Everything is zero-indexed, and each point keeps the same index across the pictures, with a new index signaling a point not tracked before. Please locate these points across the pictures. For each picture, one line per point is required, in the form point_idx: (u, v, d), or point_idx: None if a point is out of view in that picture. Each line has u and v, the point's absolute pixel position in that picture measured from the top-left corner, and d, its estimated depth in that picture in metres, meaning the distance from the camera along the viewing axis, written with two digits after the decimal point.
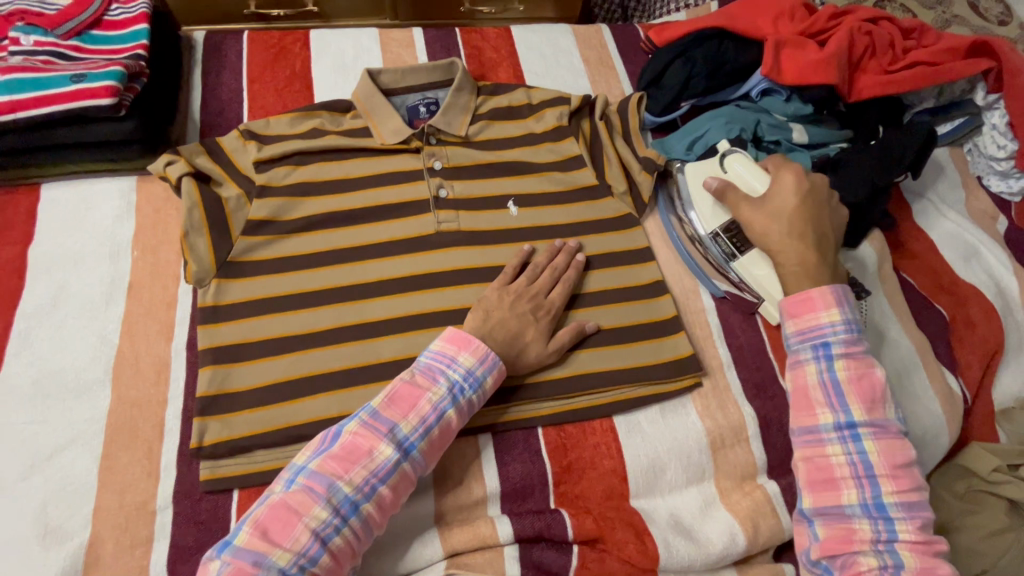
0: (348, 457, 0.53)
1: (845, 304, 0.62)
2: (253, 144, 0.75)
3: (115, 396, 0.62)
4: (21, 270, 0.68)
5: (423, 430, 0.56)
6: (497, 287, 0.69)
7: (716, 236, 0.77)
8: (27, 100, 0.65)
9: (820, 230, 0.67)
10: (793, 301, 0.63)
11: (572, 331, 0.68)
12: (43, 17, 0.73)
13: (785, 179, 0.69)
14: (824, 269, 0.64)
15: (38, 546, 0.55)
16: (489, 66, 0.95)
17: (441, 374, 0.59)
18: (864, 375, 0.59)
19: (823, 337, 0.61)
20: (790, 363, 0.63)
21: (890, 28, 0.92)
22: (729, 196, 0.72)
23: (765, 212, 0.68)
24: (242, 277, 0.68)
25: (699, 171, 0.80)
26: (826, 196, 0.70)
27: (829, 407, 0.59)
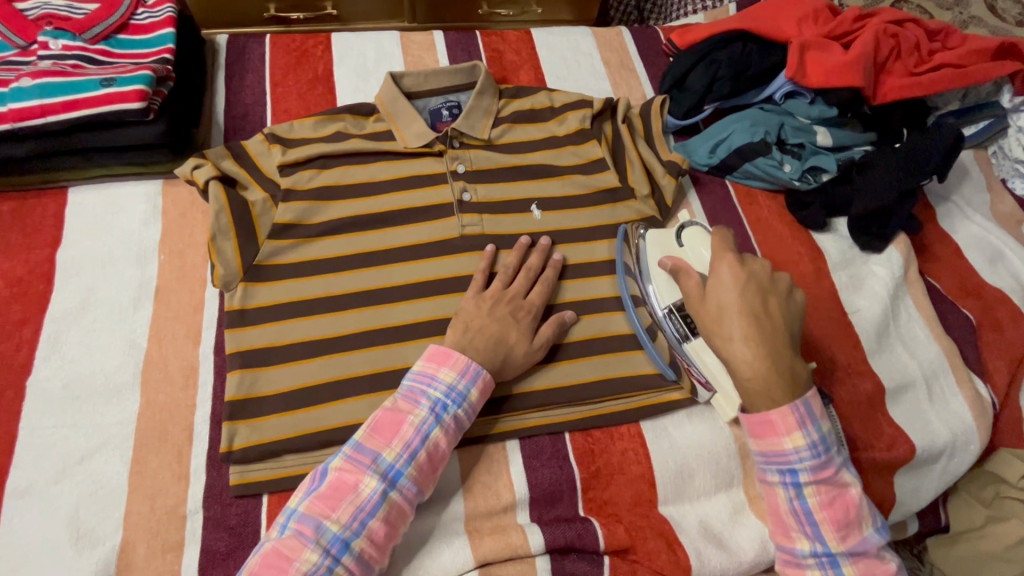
0: (333, 496, 0.53)
1: (811, 424, 0.57)
2: (277, 148, 0.75)
3: (145, 400, 0.62)
4: (49, 274, 0.68)
5: (408, 456, 0.55)
6: (473, 297, 0.67)
7: (670, 311, 0.68)
8: (56, 105, 0.65)
9: (775, 328, 0.58)
10: (753, 424, 0.58)
11: (554, 324, 0.67)
12: (71, 22, 0.73)
13: (722, 273, 0.60)
14: (779, 379, 0.56)
15: (70, 550, 0.55)
16: (510, 69, 0.95)
17: (423, 395, 0.58)
18: (836, 497, 0.57)
19: (788, 464, 0.57)
20: (761, 480, 0.60)
21: (915, 31, 0.91)
22: (683, 279, 0.64)
23: (709, 311, 0.60)
24: (268, 281, 0.68)
25: (657, 243, 0.71)
26: (772, 281, 0.60)
27: (804, 534, 0.57)
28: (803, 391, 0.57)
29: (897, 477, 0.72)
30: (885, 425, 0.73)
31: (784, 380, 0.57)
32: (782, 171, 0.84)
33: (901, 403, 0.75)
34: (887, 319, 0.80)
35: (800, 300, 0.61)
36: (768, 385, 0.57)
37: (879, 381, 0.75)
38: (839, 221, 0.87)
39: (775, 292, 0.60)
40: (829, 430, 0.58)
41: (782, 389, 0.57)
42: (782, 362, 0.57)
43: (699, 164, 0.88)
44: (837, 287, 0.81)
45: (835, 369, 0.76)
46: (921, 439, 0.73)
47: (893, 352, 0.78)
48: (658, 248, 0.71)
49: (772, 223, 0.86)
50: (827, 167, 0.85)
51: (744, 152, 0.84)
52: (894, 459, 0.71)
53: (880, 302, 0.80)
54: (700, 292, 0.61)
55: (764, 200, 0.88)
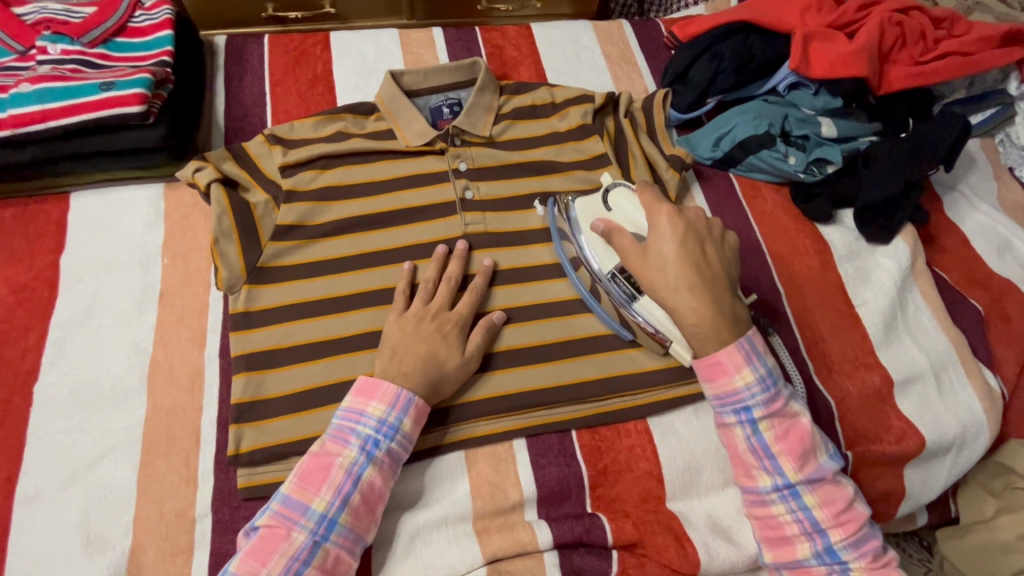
0: (263, 552, 0.51)
1: (756, 359, 0.58)
2: (279, 149, 0.74)
3: (152, 404, 0.63)
4: (54, 280, 0.68)
5: (340, 503, 0.54)
6: (393, 320, 0.64)
7: (614, 275, 0.68)
8: (56, 110, 0.65)
9: (714, 274, 0.60)
10: (703, 367, 0.59)
11: (483, 329, 0.66)
12: (69, 26, 0.73)
13: (660, 222, 0.63)
14: (722, 321, 0.59)
15: (81, 554, 0.55)
16: (511, 64, 0.94)
17: (352, 433, 0.57)
18: (790, 428, 0.58)
19: (741, 401, 0.58)
20: (718, 424, 0.61)
21: (920, 18, 0.90)
22: (616, 238, 0.65)
23: (650, 263, 0.61)
24: (272, 283, 0.68)
25: (587, 210, 0.71)
26: (709, 229, 0.63)
27: (765, 470, 0.58)
28: (745, 329, 0.60)
29: (905, 466, 0.71)
30: (893, 417, 0.73)
31: (725, 318, 0.59)
32: (787, 163, 0.84)
33: (910, 394, 0.75)
34: (895, 310, 0.79)
35: (733, 244, 0.64)
36: (710, 322, 0.58)
37: (887, 374, 0.75)
38: (845, 214, 0.86)
39: (712, 240, 0.63)
40: (773, 365, 0.60)
41: (729, 329, 0.59)
42: (721, 300, 0.59)
43: (703, 157, 0.87)
44: (843, 280, 0.81)
45: (842, 362, 0.76)
46: (930, 430, 0.72)
47: (901, 344, 0.78)
48: (589, 213, 0.71)
49: (777, 216, 0.85)
50: (832, 158, 0.84)
51: (747, 144, 0.84)
52: (903, 451, 0.71)
53: (887, 294, 0.79)
54: (642, 249, 0.62)
55: (769, 193, 0.87)
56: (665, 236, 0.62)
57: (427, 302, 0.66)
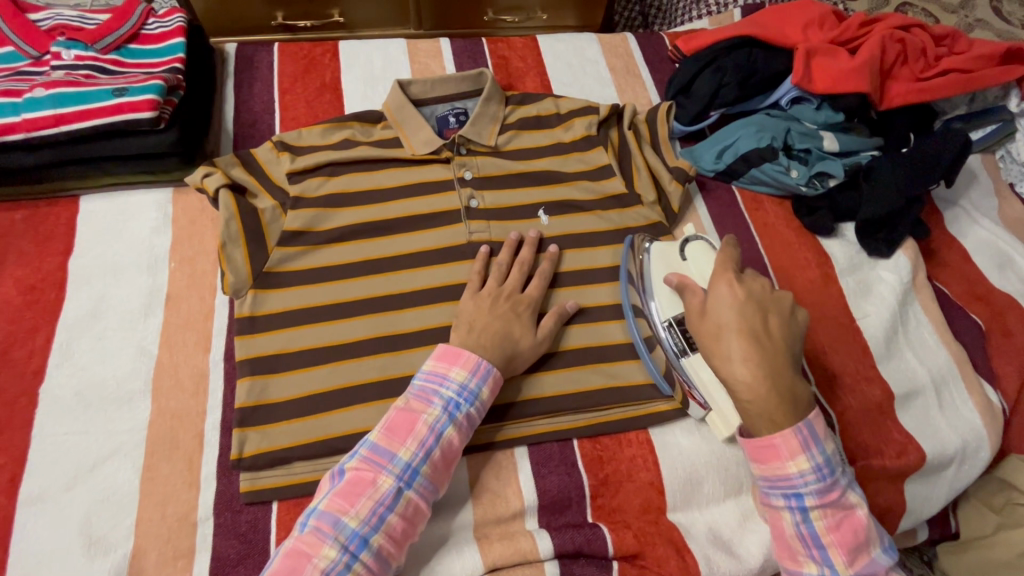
0: (351, 492, 0.53)
1: (815, 447, 0.55)
2: (286, 156, 0.75)
3: (156, 407, 0.63)
4: (61, 282, 0.69)
5: (423, 455, 0.56)
6: (469, 298, 0.68)
7: (670, 325, 0.68)
8: (69, 115, 0.66)
9: (776, 348, 0.57)
10: (755, 447, 0.57)
11: (556, 316, 0.68)
12: (83, 32, 0.74)
13: (721, 290, 0.61)
14: (784, 402, 0.56)
15: (83, 556, 0.55)
16: (516, 75, 0.95)
17: (435, 395, 0.59)
18: (844, 520, 0.55)
19: (793, 488, 0.55)
20: (765, 502, 0.59)
21: (921, 36, 0.91)
22: (686, 295, 0.63)
23: (707, 329, 0.60)
24: (278, 288, 0.69)
25: (663, 256, 0.71)
26: (773, 301, 0.61)
27: (812, 558, 0.55)
28: (805, 412, 0.56)
29: (906, 481, 0.71)
30: (894, 431, 0.73)
31: (786, 399, 0.56)
32: (790, 176, 0.84)
33: (910, 409, 0.75)
34: (896, 324, 0.79)
35: (801, 318, 0.61)
36: (769, 401, 0.56)
37: (888, 388, 0.75)
38: (846, 227, 0.87)
39: (775, 310, 0.60)
40: (833, 452, 0.56)
41: (785, 412, 0.56)
42: (786, 374, 0.56)
43: (706, 169, 0.88)
44: (845, 293, 0.81)
45: (843, 375, 0.76)
46: (931, 445, 0.72)
47: (902, 358, 0.78)
48: (664, 263, 0.71)
49: (779, 229, 0.86)
50: (835, 172, 0.85)
51: (750, 157, 0.85)
52: (904, 465, 0.71)
53: (888, 308, 0.80)
54: (702, 311, 0.61)
55: (771, 206, 0.88)
56: (727, 303, 0.60)
57: (500, 284, 0.69)
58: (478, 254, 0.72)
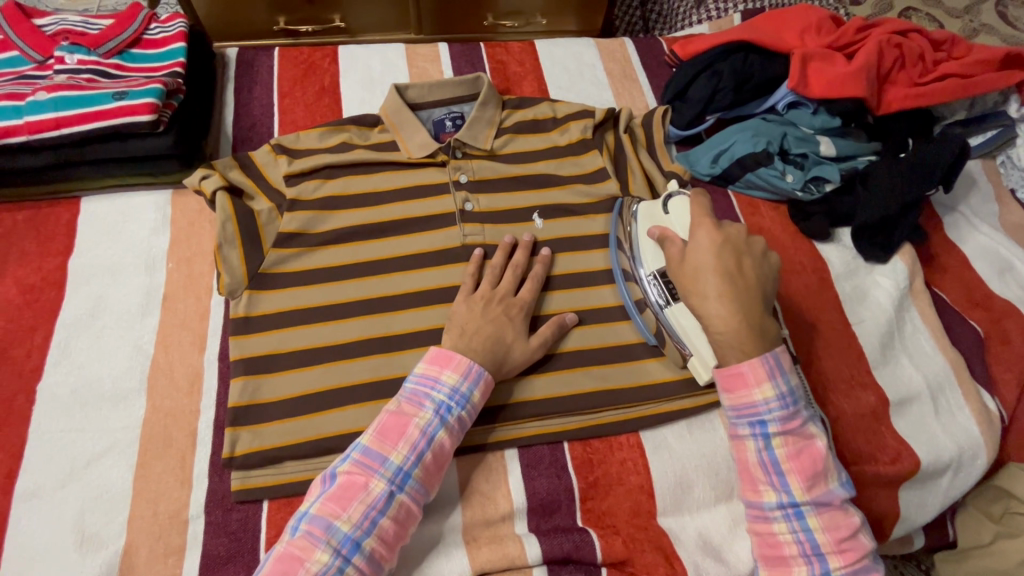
0: (343, 497, 0.54)
1: (779, 376, 0.58)
2: (284, 159, 0.76)
3: (151, 406, 0.64)
4: (61, 281, 0.70)
5: (415, 458, 0.56)
6: (461, 301, 0.68)
7: (653, 277, 0.70)
8: (70, 118, 0.68)
9: (747, 287, 0.60)
10: (725, 376, 0.59)
11: (554, 326, 0.68)
12: (87, 37, 0.76)
13: (699, 235, 0.63)
14: (750, 334, 0.59)
15: (75, 552, 0.56)
16: (514, 80, 0.96)
17: (427, 398, 0.59)
18: (804, 449, 0.58)
19: (757, 415, 0.58)
20: (731, 434, 0.61)
21: (919, 41, 0.91)
22: (666, 245, 0.66)
23: (686, 271, 0.63)
24: (272, 289, 0.69)
25: (647, 213, 0.74)
26: (747, 244, 0.63)
27: (771, 486, 0.58)
28: (772, 344, 0.59)
29: (901, 489, 0.71)
30: (889, 438, 0.72)
31: (754, 332, 0.59)
32: (785, 181, 0.84)
33: (905, 415, 0.74)
34: (892, 329, 0.79)
35: (773, 262, 0.64)
36: (738, 332, 0.59)
37: (883, 394, 0.75)
38: (842, 231, 0.87)
39: (750, 253, 0.63)
40: (797, 384, 0.59)
41: (755, 342, 0.59)
42: (753, 311, 0.59)
43: (701, 174, 0.88)
44: (841, 298, 0.81)
45: (838, 381, 0.75)
46: (925, 452, 0.72)
47: (898, 364, 0.77)
48: (648, 220, 0.74)
49: (775, 233, 0.86)
50: (830, 177, 0.84)
51: (746, 162, 0.85)
52: (898, 473, 0.70)
53: (884, 314, 0.79)
54: (680, 257, 0.64)
55: (767, 210, 0.88)
56: (706, 247, 0.62)
57: (494, 287, 0.69)
58: (472, 257, 0.72)
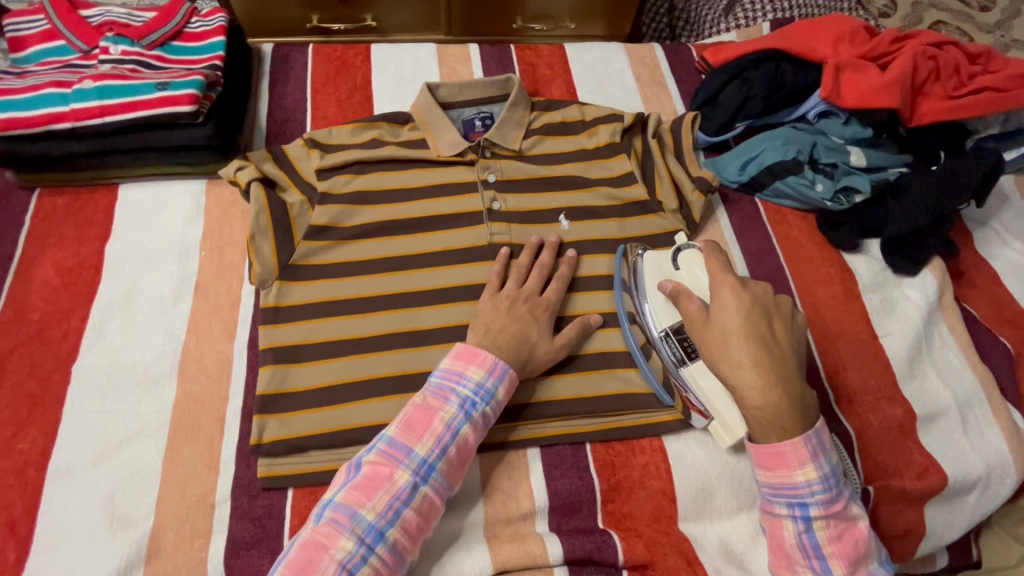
0: (368, 486, 0.54)
1: (822, 457, 0.56)
2: (316, 152, 0.77)
3: (181, 390, 0.65)
4: (97, 266, 0.71)
5: (439, 451, 0.57)
6: (487, 299, 0.68)
7: (665, 335, 0.67)
8: (113, 106, 0.69)
9: (783, 355, 0.56)
10: (762, 456, 0.57)
11: (578, 327, 0.68)
12: (131, 29, 0.78)
13: (726, 297, 0.59)
14: (792, 408, 0.55)
15: (105, 531, 0.57)
16: (543, 82, 0.97)
17: (452, 393, 0.60)
18: (844, 531, 0.56)
19: (799, 498, 0.56)
20: (766, 510, 0.59)
21: (954, 53, 0.90)
22: (683, 302, 0.62)
23: (712, 336, 0.59)
24: (302, 280, 0.70)
25: (655, 264, 0.70)
26: (774, 305, 0.60)
27: (810, 568, 0.56)
28: (813, 421, 0.56)
29: (927, 504, 0.70)
30: (915, 452, 0.71)
31: (795, 406, 0.55)
32: (815, 190, 0.84)
33: (933, 431, 0.73)
34: (920, 343, 0.78)
35: (800, 322, 0.61)
36: (782, 409, 0.55)
37: (910, 408, 0.74)
38: (872, 243, 0.85)
39: (780, 315, 0.59)
40: (838, 463, 0.57)
41: (794, 417, 0.55)
42: (791, 381, 0.56)
43: (729, 181, 0.88)
44: (868, 310, 0.80)
45: (864, 394, 0.74)
46: (953, 468, 0.70)
47: (926, 378, 0.76)
48: (657, 272, 0.69)
49: (802, 243, 0.85)
50: (861, 187, 0.84)
51: (775, 170, 0.84)
52: (924, 489, 0.69)
53: (913, 327, 0.78)
54: (703, 318, 0.60)
55: (794, 219, 0.87)
56: (732, 307, 0.58)
57: (520, 286, 0.70)
58: (499, 256, 0.72)
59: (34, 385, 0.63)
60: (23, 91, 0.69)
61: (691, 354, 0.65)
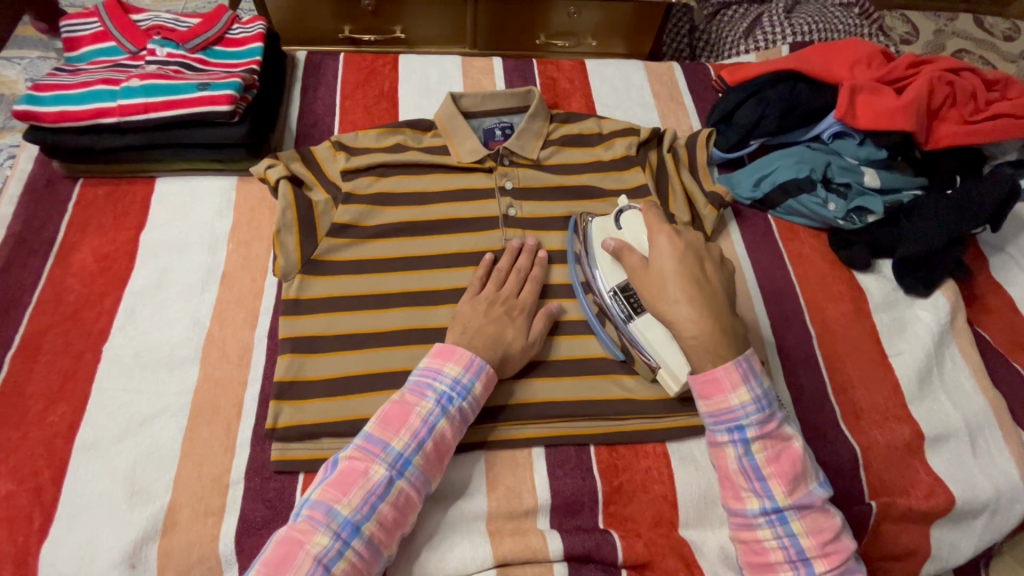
0: (344, 482, 0.55)
1: (753, 379, 0.58)
2: (342, 155, 0.81)
3: (202, 374, 0.68)
4: (132, 253, 0.75)
5: (415, 445, 0.57)
6: (466, 301, 0.70)
7: (613, 293, 0.70)
8: (157, 104, 0.74)
9: (714, 292, 0.61)
10: (700, 383, 0.59)
11: (545, 318, 0.70)
12: (177, 34, 0.83)
13: (660, 242, 0.64)
14: (724, 335, 0.59)
15: (125, 504, 0.59)
16: (563, 95, 1.00)
17: (429, 388, 0.60)
18: (782, 451, 0.57)
19: (735, 421, 0.57)
20: (710, 442, 0.60)
21: (972, 80, 0.91)
22: (625, 256, 0.67)
23: (651, 278, 0.63)
24: (323, 275, 0.73)
25: (600, 228, 0.74)
26: (706, 251, 0.65)
27: (753, 492, 0.57)
28: (745, 350, 0.59)
29: (934, 523, 0.69)
30: (922, 473, 0.71)
31: (729, 336, 0.59)
32: (827, 209, 0.85)
33: (941, 452, 0.73)
34: (930, 364, 0.78)
35: (730, 270, 0.66)
36: (714, 337, 0.58)
37: (918, 428, 0.73)
38: (883, 263, 0.86)
39: (710, 259, 0.64)
40: (770, 387, 0.59)
41: (728, 346, 0.58)
42: (722, 311, 0.60)
43: (742, 197, 0.89)
44: (878, 329, 0.80)
45: (871, 412, 0.74)
46: (961, 491, 0.70)
47: (935, 400, 0.76)
48: (602, 232, 0.74)
49: (813, 260, 0.86)
50: (873, 208, 0.84)
51: (788, 188, 0.86)
52: (931, 509, 0.68)
53: (924, 348, 0.78)
54: (644, 265, 0.64)
55: (806, 237, 0.88)
56: (667, 253, 0.63)
57: (499, 289, 0.71)
58: (482, 263, 0.73)
59: (67, 361, 0.67)
60: (75, 87, 0.74)
61: (637, 309, 0.68)
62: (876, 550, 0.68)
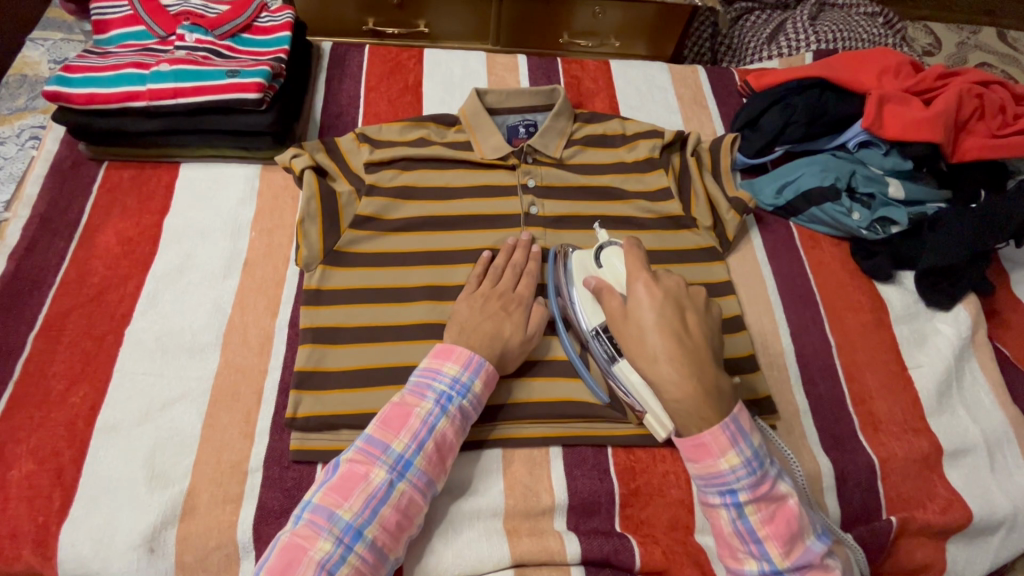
0: (345, 487, 0.54)
1: (742, 440, 0.54)
2: (366, 147, 0.81)
3: (223, 361, 0.68)
4: (156, 237, 0.75)
5: (416, 447, 0.57)
6: (464, 297, 0.69)
7: (596, 333, 0.66)
8: (186, 90, 0.74)
9: (696, 345, 0.56)
10: (687, 447, 0.55)
11: (542, 312, 0.70)
12: (206, 20, 0.82)
13: (638, 291, 0.59)
14: (708, 397, 0.54)
15: (145, 487, 0.60)
16: (587, 95, 1.00)
17: (429, 389, 0.60)
18: (776, 512, 0.54)
19: (727, 485, 0.54)
20: (704, 501, 0.57)
21: (1001, 93, 0.90)
22: (605, 298, 0.62)
23: (630, 331, 0.58)
24: (345, 266, 0.73)
25: (581, 264, 0.70)
26: (688, 297, 0.60)
27: (750, 554, 0.54)
28: (731, 408, 0.55)
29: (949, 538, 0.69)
30: (939, 486, 0.71)
31: (713, 395, 0.54)
32: (850, 218, 0.84)
33: (960, 466, 0.72)
34: (950, 378, 0.77)
35: (713, 314, 0.61)
36: (700, 401, 0.54)
37: (937, 442, 0.73)
38: (905, 274, 0.85)
39: (692, 307, 0.59)
40: (761, 444, 0.55)
41: (713, 408, 0.54)
42: (707, 368, 0.55)
43: (764, 204, 0.89)
44: (898, 341, 0.80)
45: (890, 424, 0.74)
46: (978, 506, 0.70)
47: (955, 414, 0.76)
48: (582, 272, 0.69)
49: (833, 268, 0.86)
50: (897, 219, 0.84)
51: (812, 195, 0.85)
52: (947, 523, 0.68)
53: (943, 361, 0.78)
54: (622, 313, 0.60)
55: (827, 245, 0.88)
56: (646, 303, 0.58)
57: (495, 285, 0.71)
58: (478, 261, 0.73)
59: (89, 343, 0.67)
60: (105, 70, 0.74)
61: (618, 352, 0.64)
62: (891, 562, 0.68)
